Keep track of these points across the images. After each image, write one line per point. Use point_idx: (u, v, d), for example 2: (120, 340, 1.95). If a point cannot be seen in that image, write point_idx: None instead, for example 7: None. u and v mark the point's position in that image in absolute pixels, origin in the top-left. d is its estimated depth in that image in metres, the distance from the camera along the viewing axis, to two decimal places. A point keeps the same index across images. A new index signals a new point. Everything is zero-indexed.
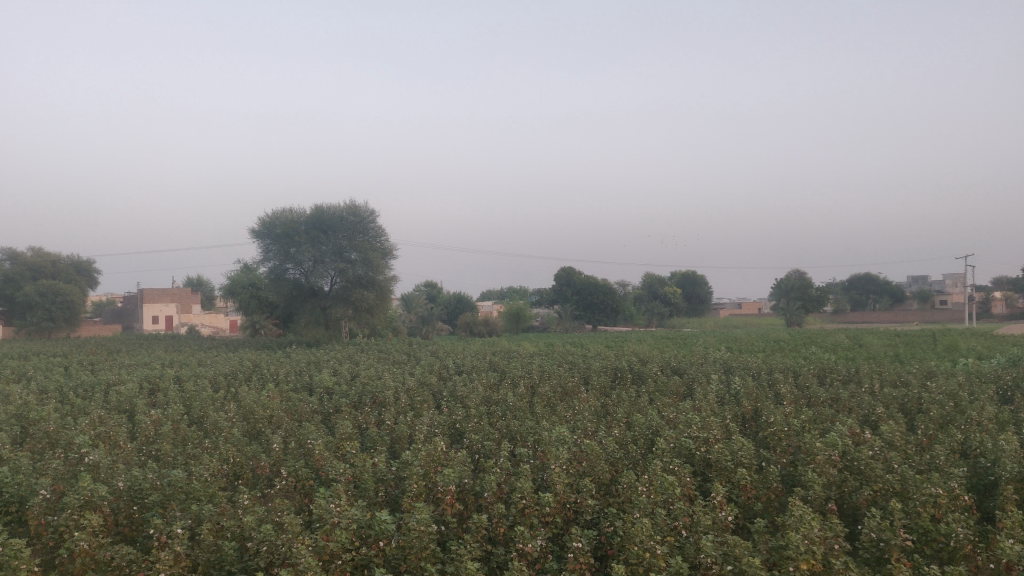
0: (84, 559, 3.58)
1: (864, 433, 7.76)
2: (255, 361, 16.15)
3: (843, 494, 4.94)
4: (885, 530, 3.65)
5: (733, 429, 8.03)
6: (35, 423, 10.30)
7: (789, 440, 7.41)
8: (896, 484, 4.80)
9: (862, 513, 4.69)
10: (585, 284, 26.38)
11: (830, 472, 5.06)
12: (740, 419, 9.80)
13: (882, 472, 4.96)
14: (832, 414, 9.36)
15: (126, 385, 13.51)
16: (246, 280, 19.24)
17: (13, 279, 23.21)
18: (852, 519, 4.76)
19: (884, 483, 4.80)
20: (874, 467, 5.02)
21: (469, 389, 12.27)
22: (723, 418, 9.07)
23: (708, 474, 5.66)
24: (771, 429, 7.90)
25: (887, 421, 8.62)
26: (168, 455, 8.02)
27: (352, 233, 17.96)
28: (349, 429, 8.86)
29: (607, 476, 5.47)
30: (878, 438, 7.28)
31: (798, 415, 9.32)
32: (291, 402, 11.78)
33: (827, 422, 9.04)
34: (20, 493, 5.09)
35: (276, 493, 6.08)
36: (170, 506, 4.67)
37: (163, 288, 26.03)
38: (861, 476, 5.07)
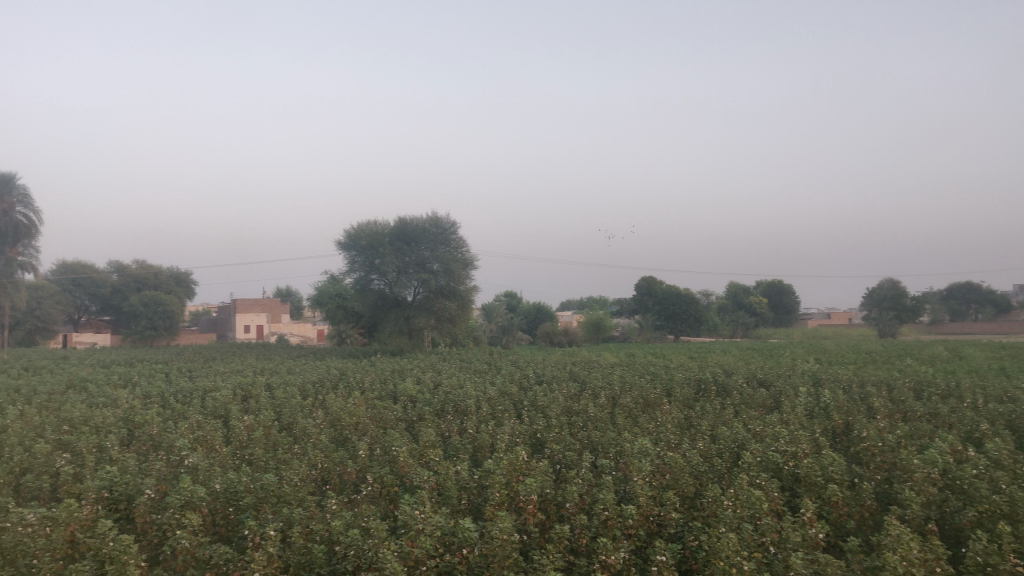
0: (185, 557, 3.74)
1: (967, 450, 7.27)
2: (342, 369, 16.54)
3: (945, 515, 4.57)
4: (992, 554, 3.25)
5: (823, 443, 7.70)
6: (139, 425, 10.84)
7: (884, 456, 7.04)
8: (1004, 506, 4.38)
9: (965, 536, 4.32)
10: (666, 294, 26.05)
11: (928, 492, 4.67)
12: (830, 433, 9.42)
13: (989, 493, 4.51)
14: (931, 431, 8.87)
15: (221, 392, 14.07)
16: (333, 290, 20.06)
17: (120, 290, 24.85)
18: (954, 542, 4.39)
19: (990, 504, 4.37)
20: (979, 488, 4.58)
21: (549, 400, 12.25)
22: (812, 433, 8.75)
23: (797, 490, 5.21)
24: (865, 444, 7.53)
25: (993, 438, 8.10)
26: (260, 460, 8.31)
27: (434, 244, 18.22)
28: (432, 437, 8.98)
29: (691, 491, 5.20)
30: (983, 456, 6.80)
31: (894, 430, 8.88)
32: (376, 410, 12.00)
33: (926, 438, 8.57)
34: (128, 492, 5.42)
35: (362, 498, 6.21)
36: (263, 508, 4.82)
37: (254, 299, 27.05)
38: (964, 497, 4.64)
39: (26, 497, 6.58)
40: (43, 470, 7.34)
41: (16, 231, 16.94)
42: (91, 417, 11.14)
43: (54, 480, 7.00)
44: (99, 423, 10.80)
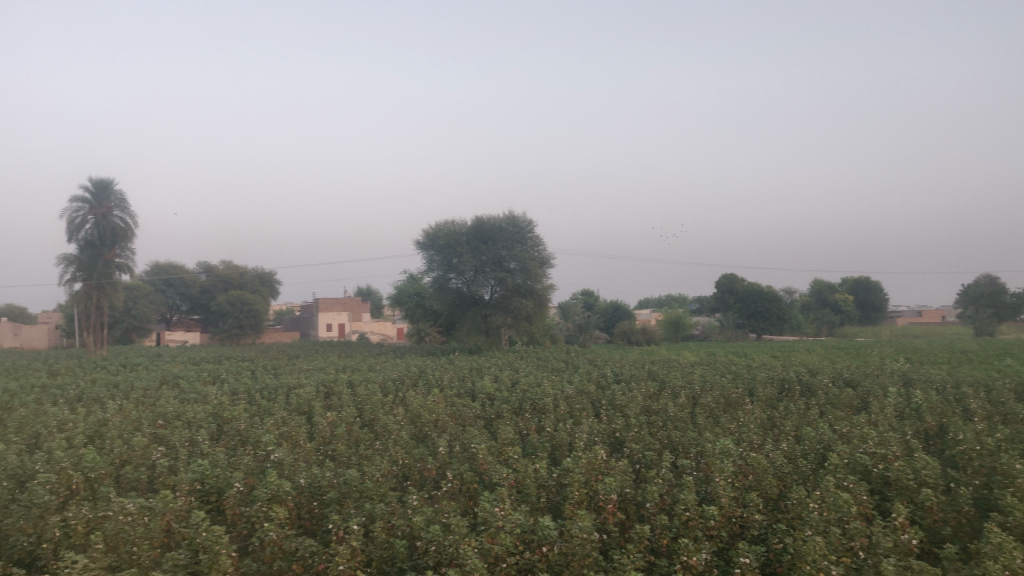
0: (273, 549, 3.81)
1: None
2: (421, 367, 16.73)
3: None
4: None
5: (916, 446, 7.36)
6: (228, 421, 11.20)
7: (982, 460, 6.69)
8: None
9: None
10: (747, 291, 25.48)
11: None
12: (923, 435, 9.01)
13: None
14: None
15: (305, 389, 14.41)
16: (412, 289, 20.49)
17: (208, 290, 25.80)
18: None
19: None
20: None
21: (628, 399, 12.11)
22: (904, 434, 8.39)
23: (887, 493, 4.96)
24: (962, 447, 7.16)
25: None
26: (343, 456, 8.46)
27: (511, 243, 18.17)
28: (511, 435, 8.98)
29: (775, 492, 4.96)
30: None
31: (993, 433, 8.43)
32: (455, 407, 12.08)
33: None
34: (219, 486, 5.60)
35: (442, 494, 6.23)
36: (346, 503, 4.88)
37: (336, 298, 27.65)
38: None
39: (124, 488, 6.86)
40: (140, 462, 7.65)
41: (112, 234, 17.67)
42: (183, 413, 11.57)
43: (149, 472, 7.29)
44: (191, 418, 11.20)
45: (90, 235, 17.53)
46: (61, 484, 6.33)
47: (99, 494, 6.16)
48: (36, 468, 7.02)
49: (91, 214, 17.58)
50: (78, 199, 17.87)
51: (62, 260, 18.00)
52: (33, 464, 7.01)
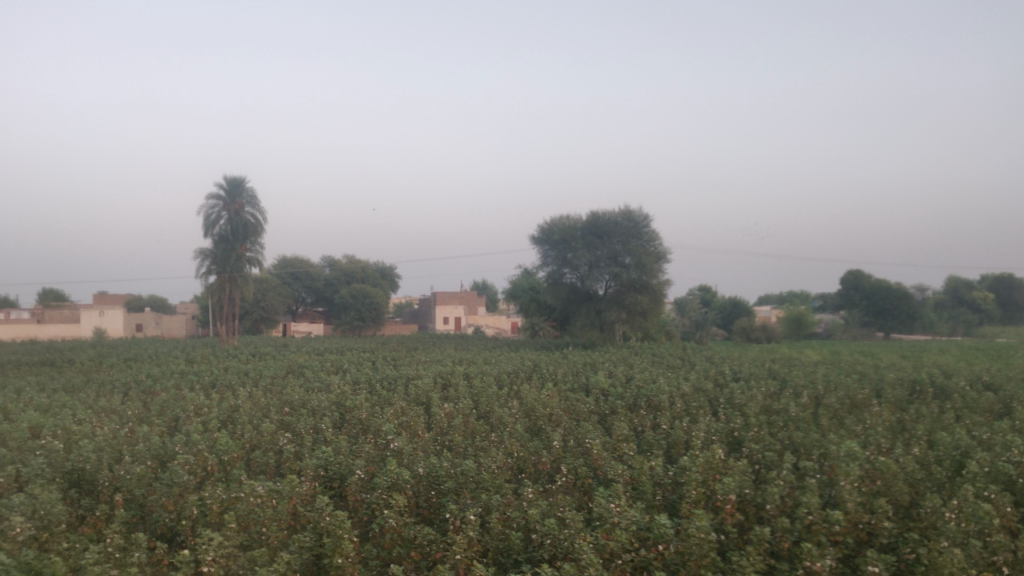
0: (393, 536, 3.90)
1: None
2: (535, 361, 16.80)
3: None
4: None
5: None
6: (350, 409, 11.58)
7: None
8: None
9: None
10: (876, 287, 24.22)
11: None
12: None
13: None
14: None
15: (423, 380, 14.74)
16: (526, 283, 20.82)
17: (331, 283, 26.87)
18: None
19: None
20: None
21: (747, 398, 11.76)
22: None
23: None
24: None
25: None
26: (459, 447, 8.58)
27: (627, 238, 17.80)
28: (626, 431, 8.88)
29: (907, 499, 4.64)
30: None
31: None
32: (569, 402, 12.03)
33: None
34: (342, 472, 5.79)
35: (557, 488, 6.21)
36: (462, 493, 4.94)
37: (453, 292, 28.19)
38: None
39: (255, 471, 7.19)
40: (268, 447, 8.02)
41: (243, 229, 18.58)
42: (309, 401, 12.05)
43: (277, 457, 7.63)
44: (316, 406, 11.64)
45: (224, 230, 18.52)
46: (199, 465, 6.73)
47: (232, 475, 6.51)
48: (177, 449, 7.47)
49: (224, 210, 18.53)
50: (214, 195, 18.85)
51: (199, 253, 19.09)
52: (174, 446, 7.47)
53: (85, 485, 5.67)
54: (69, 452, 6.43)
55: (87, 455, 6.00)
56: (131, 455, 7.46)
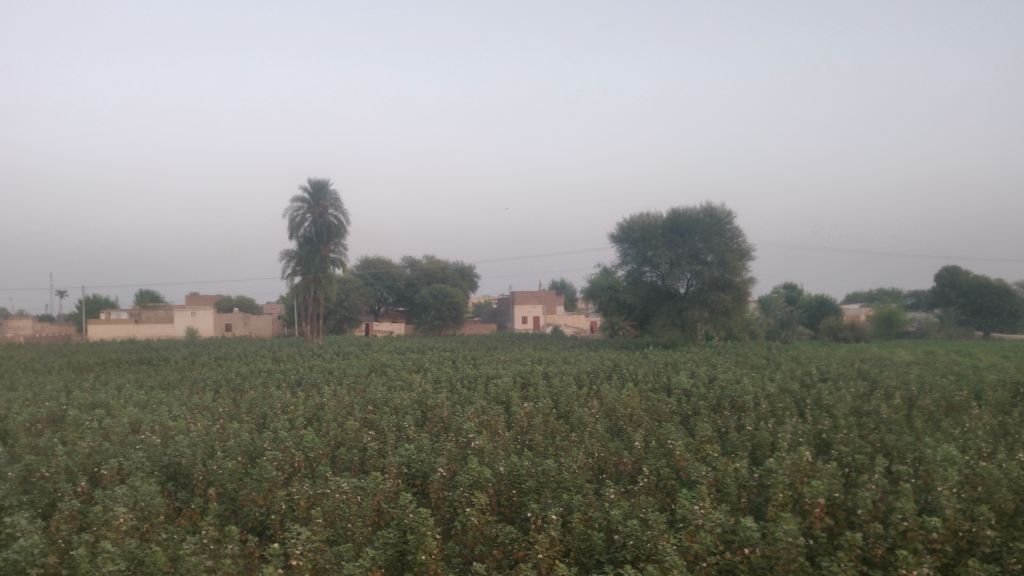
0: (475, 533, 3.89)
1: None
2: (616, 360, 16.63)
3: None
4: None
5: None
6: (431, 408, 11.70)
7: None
8: None
9: None
10: (972, 284, 23.28)
11: None
12: None
13: None
14: None
15: (502, 379, 14.77)
16: (605, 282, 20.65)
17: (412, 283, 27.25)
18: None
19: None
20: None
21: (836, 399, 11.35)
22: None
23: None
24: None
25: None
26: (539, 446, 8.54)
27: (709, 235, 17.39)
28: (709, 433, 8.68)
29: (1012, 506, 4.36)
30: None
31: None
32: (650, 402, 11.86)
33: None
34: (424, 469, 5.83)
35: (639, 489, 6.10)
36: (544, 492, 4.90)
37: (531, 291, 28.21)
38: None
39: (340, 468, 7.32)
40: (352, 444, 8.15)
41: (326, 231, 19.01)
42: (391, 399, 12.23)
43: (360, 454, 7.75)
44: (398, 404, 11.80)
45: (309, 232, 18.98)
46: (287, 461, 6.89)
47: (318, 471, 6.64)
48: (265, 445, 7.67)
49: (309, 213, 19.00)
50: (300, 198, 19.34)
51: (285, 255, 19.61)
52: (262, 442, 7.66)
53: (181, 478, 5.87)
54: (166, 446, 6.68)
55: (183, 450, 6.21)
56: (222, 451, 7.70)
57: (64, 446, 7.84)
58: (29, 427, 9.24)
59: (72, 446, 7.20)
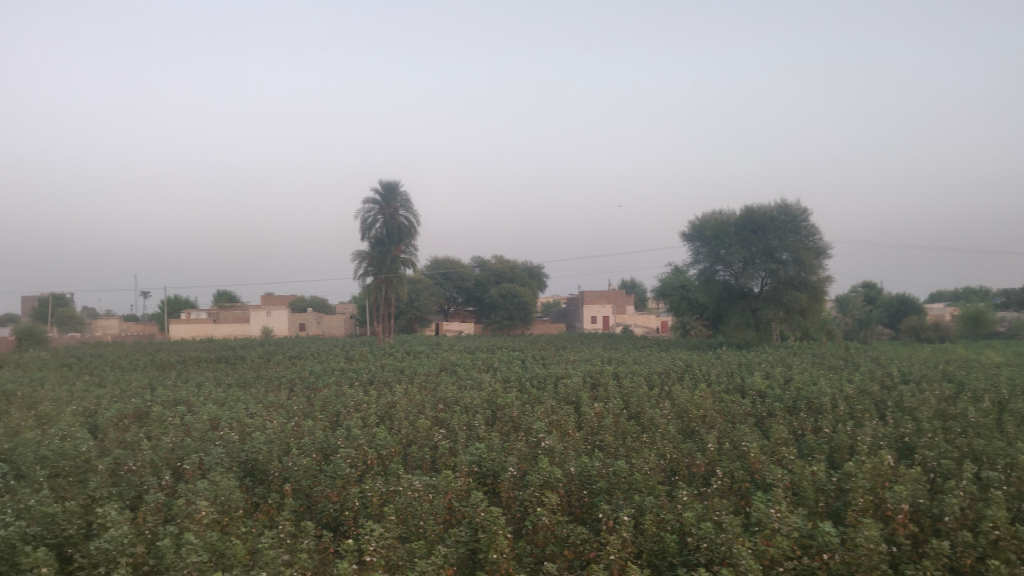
0: (545, 533, 3.86)
1: None
2: (687, 360, 16.42)
3: None
4: None
5: None
6: (501, 407, 11.73)
7: None
8: None
9: None
10: None
11: None
12: None
13: None
14: None
15: (572, 379, 14.71)
16: (676, 282, 20.44)
17: (481, 283, 27.38)
18: None
19: None
20: None
21: (919, 401, 10.96)
22: None
23: None
24: None
25: None
26: (611, 447, 8.47)
27: (784, 233, 17.06)
28: (784, 435, 8.48)
29: None
30: None
31: None
32: (724, 404, 11.65)
33: None
34: (495, 468, 5.84)
35: (712, 491, 5.99)
36: (615, 494, 4.86)
37: (601, 290, 28.11)
38: None
39: (412, 465, 7.38)
40: (423, 442, 8.21)
41: (397, 231, 19.25)
42: (461, 398, 12.29)
43: (432, 452, 7.81)
44: (468, 404, 11.85)
45: (380, 233, 19.26)
46: (360, 458, 6.98)
47: (390, 469, 6.71)
48: (340, 442, 7.79)
49: (380, 213, 19.27)
50: (371, 199, 19.63)
51: (356, 255, 19.92)
52: (337, 439, 7.79)
53: (258, 474, 6.01)
54: (244, 443, 6.85)
55: (260, 447, 6.35)
56: (298, 448, 7.85)
57: (149, 442, 8.11)
58: (116, 422, 9.59)
59: (155, 442, 7.44)
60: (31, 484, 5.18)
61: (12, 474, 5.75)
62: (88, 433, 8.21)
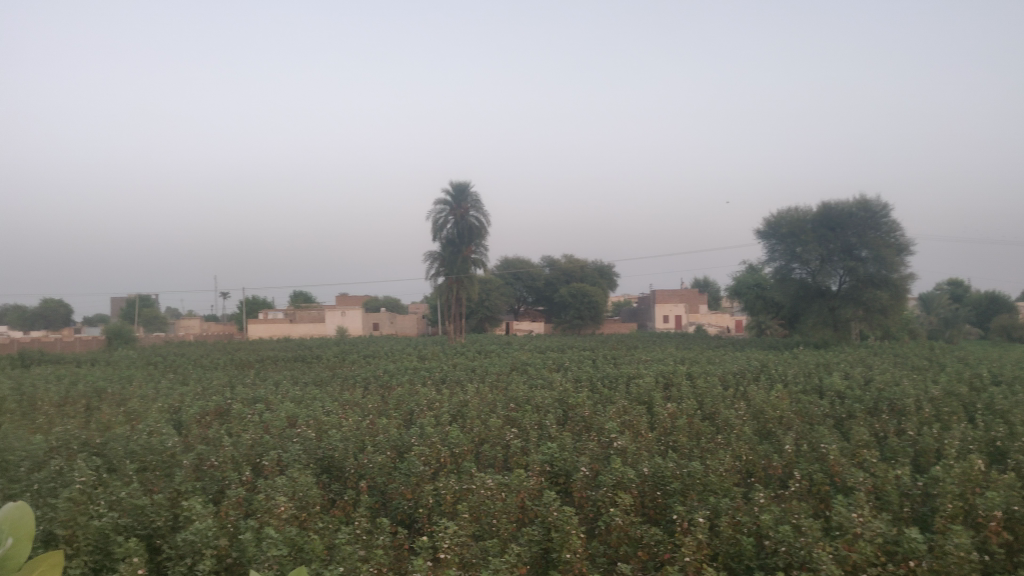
0: (619, 534, 3.82)
1: None
2: (762, 360, 16.11)
3: None
4: None
5: None
6: (573, 406, 11.69)
7: None
8: None
9: None
10: None
11: None
12: None
13: None
14: None
15: (644, 379, 14.57)
16: (751, 280, 20.09)
17: (551, 282, 27.38)
18: None
19: None
20: None
21: (1010, 404, 10.50)
22: None
23: None
24: None
25: None
26: (685, 448, 8.35)
27: (863, 229, 16.62)
28: (866, 437, 8.23)
29: None
30: None
31: None
32: (801, 404, 11.38)
33: None
34: (567, 468, 5.81)
35: (790, 494, 5.83)
36: (690, 495, 4.77)
37: (674, 290, 27.84)
38: None
39: (485, 464, 7.41)
40: (495, 441, 8.23)
41: (468, 232, 19.39)
42: (532, 398, 12.29)
43: (504, 451, 7.82)
44: (539, 403, 11.84)
45: (451, 233, 19.43)
46: (433, 455, 7.04)
47: (463, 466, 6.74)
48: (413, 440, 7.87)
49: (452, 214, 19.47)
50: (442, 200, 19.83)
51: (428, 256, 20.14)
52: (411, 437, 7.87)
53: (335, 471, 6.11)
54: (321, 440, 6.97)
55: (336, 444, 6.46)
56: (373, 445, 7.96)
57: (230, 437, 8.34)
58: (199, 419, 9.88)
59: (236, 438, 7.64)
60: (121, 476, 5.37)
61: (105, 467, 5.98)
62: (173, 429, 8.48)
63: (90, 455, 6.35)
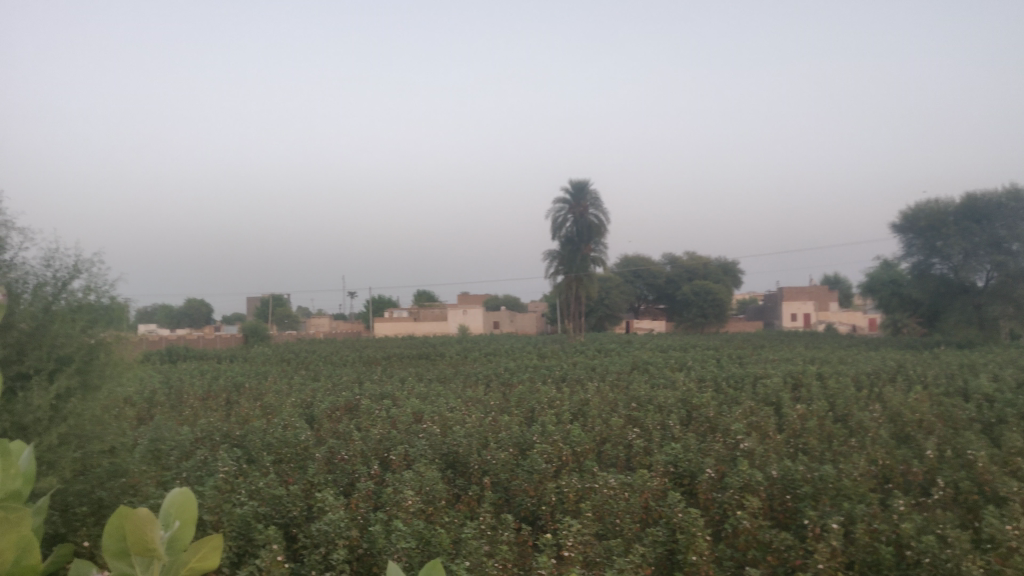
0: (747, 537, 3.65)
1: None
2: (899, 360, 15.31)
3: None
4: None
5: None
6: (697, 406, 11.46)
7: None
8: None
9: None
10: None
11: None
12: None
13: None
14: None
15: (771, 379, 14.13)
16: (886, 277, 19.16)
17: (673, 280, 26.95)
18: None
19: None
20: None
21: None
22: None
23: None
24: None
25: None
26: (816, 451, 8.02)
27: (1013, 221, 15.60)
28: (1019, 443, 7.66)
29: None
30: None
31: None
32: (943, 407, 10.73)
33: None
34: (691, 469, 5.67)
35: (933, 502, 5.47)
36: (822, 499, 4.55)
37: (802, 287, 26.90)
38: None
39: (607, 463, 7.34)
40: (618, 440, 8.14)
41: (587, 230, 19.32)
42: (655, 397, 12.11)
43: (627, 450, 7.73)
44: (662, 403, 11.65)
45: (570, 232, 19.42)
46: (556, 453, 7.02)
47: (585, 465, 6.70)
48: (536, 438, 7.88)
49: (571, 213, 19.46)
50: (562, 199, 19.85)
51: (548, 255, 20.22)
52: (533, 435, 7.88)
53: (459, 466, 6.20)
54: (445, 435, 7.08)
55: (460, 440, 6.54)
56: (496, 442, 8.03)
57: (360, 432, 8.60)
58: (330, 413, 10.25)
59: (365, 432, 7.88)
60: (259, 467, 5.62)
61: (244, 458, 6.28)
62: (306, 423, 8.83)
63: (231, 446, 6.69)
